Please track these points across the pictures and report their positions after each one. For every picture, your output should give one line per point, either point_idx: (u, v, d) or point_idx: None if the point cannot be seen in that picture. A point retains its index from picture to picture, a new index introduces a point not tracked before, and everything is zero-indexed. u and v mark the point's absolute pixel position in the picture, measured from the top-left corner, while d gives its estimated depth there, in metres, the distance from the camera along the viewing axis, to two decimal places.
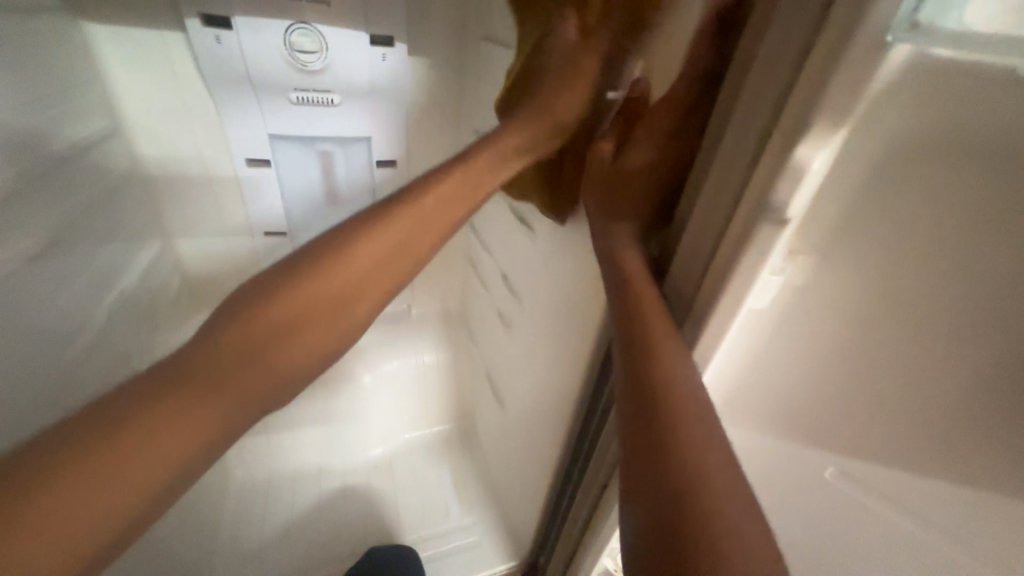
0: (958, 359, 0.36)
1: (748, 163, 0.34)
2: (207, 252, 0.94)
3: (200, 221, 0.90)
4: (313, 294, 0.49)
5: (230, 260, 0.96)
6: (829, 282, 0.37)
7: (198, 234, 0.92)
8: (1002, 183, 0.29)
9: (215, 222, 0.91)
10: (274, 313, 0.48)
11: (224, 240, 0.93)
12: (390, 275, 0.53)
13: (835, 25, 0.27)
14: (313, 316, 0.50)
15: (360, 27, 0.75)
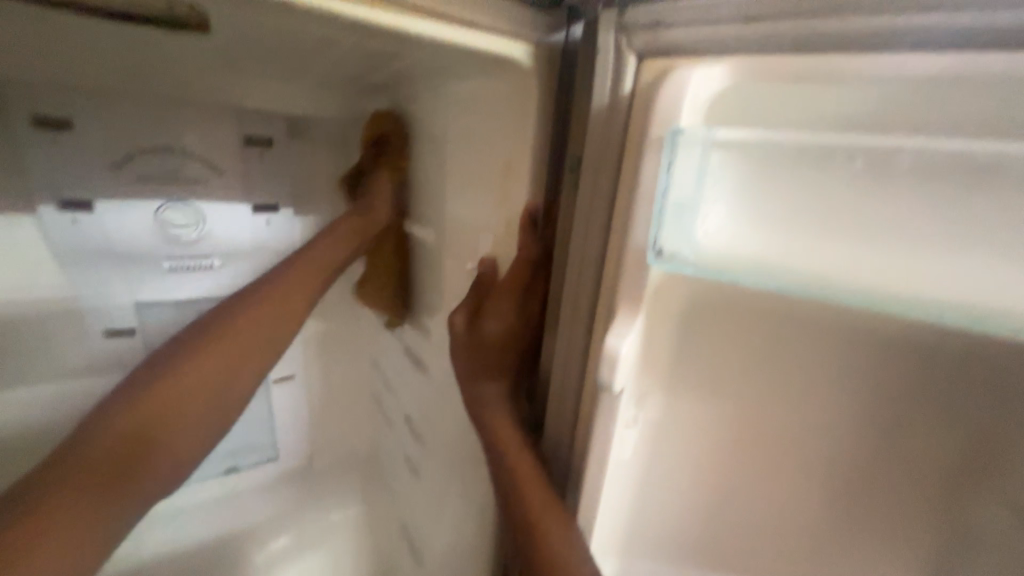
0: (806, 465, 0.39)
1: (585, 334, 0.39)
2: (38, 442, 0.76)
3: (29, 410, 0.74)
4: (144, 408, 0.54)
5: (71, 447, 0.78)
6: (678, 414, 0.42)
7: (32, 426, 0.74)
8: (770, 318, 0.37)
9: (58, 409, 0.76)
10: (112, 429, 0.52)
11: (65, 423, 0.77)
12: (221, 383, 0.58)
13: (616, 237, 0.34)
14: (140, 416, 0.53)
15: (242, 199, 0.78)
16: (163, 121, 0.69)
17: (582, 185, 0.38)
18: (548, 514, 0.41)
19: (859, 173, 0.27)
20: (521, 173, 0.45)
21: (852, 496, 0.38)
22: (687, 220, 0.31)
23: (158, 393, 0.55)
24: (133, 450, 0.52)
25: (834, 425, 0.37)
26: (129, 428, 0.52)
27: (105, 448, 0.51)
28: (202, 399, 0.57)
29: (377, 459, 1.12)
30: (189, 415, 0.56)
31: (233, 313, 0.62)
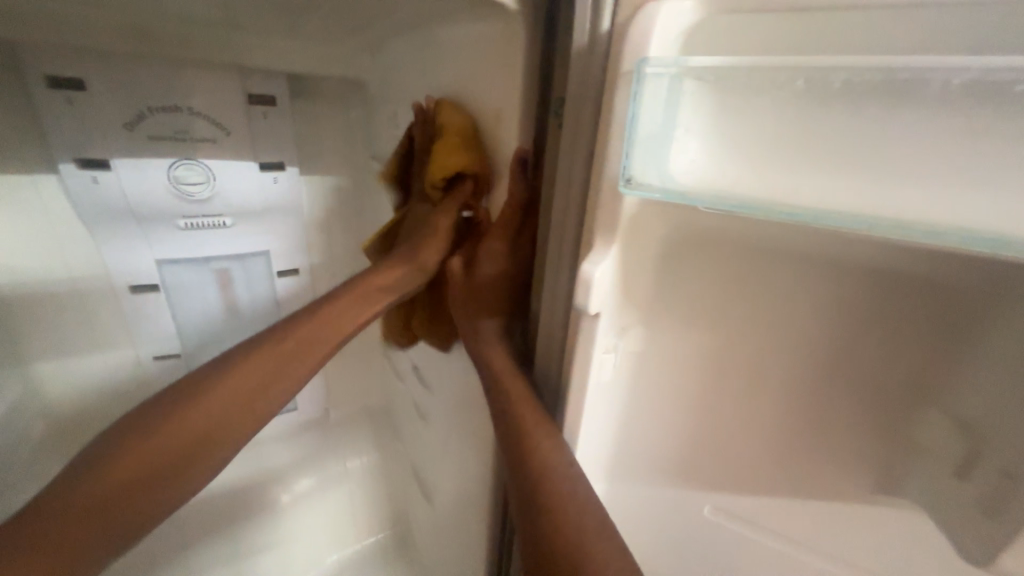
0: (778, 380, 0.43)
1: (568, 268, 0.42)
2: (78, 387, 0.83)
3: (72, 360, 0.81)
4: (209, 406, 0.51)
5: (108, 391, 0.86)
6: (658, 342, 0.46)
7: (73, 371, 0.81)
8: (747, 245, 0.40)
9: (95, 357, 0.82)
10: (169, 427, 0.49)
11: (102, 369, 0.84)
12: (283, 376, 0.55)
13: (594, 172, 0.36)
14: (194, 413, 0.50)
15: (250, 158, 0.81)
16: (170, 81, 0.71)
17: (565, 124, 0.40)
18: (538, 431, 0.45)
19: (805, 93, 0.29)
20: (509, 118, 0.47)
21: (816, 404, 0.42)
22: (655, 150, 0.33)
23: (225, 386, 0.52)
24: (193, 445, 0.50)
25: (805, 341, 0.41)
26: (188, 426, 0.50)
27: (167, 444, 0.48)
28: (268, 394, 0.54)
29: (390, 409, 1.19)
30: (248, 408, 0.53)
31: (315, 308, 0.58)
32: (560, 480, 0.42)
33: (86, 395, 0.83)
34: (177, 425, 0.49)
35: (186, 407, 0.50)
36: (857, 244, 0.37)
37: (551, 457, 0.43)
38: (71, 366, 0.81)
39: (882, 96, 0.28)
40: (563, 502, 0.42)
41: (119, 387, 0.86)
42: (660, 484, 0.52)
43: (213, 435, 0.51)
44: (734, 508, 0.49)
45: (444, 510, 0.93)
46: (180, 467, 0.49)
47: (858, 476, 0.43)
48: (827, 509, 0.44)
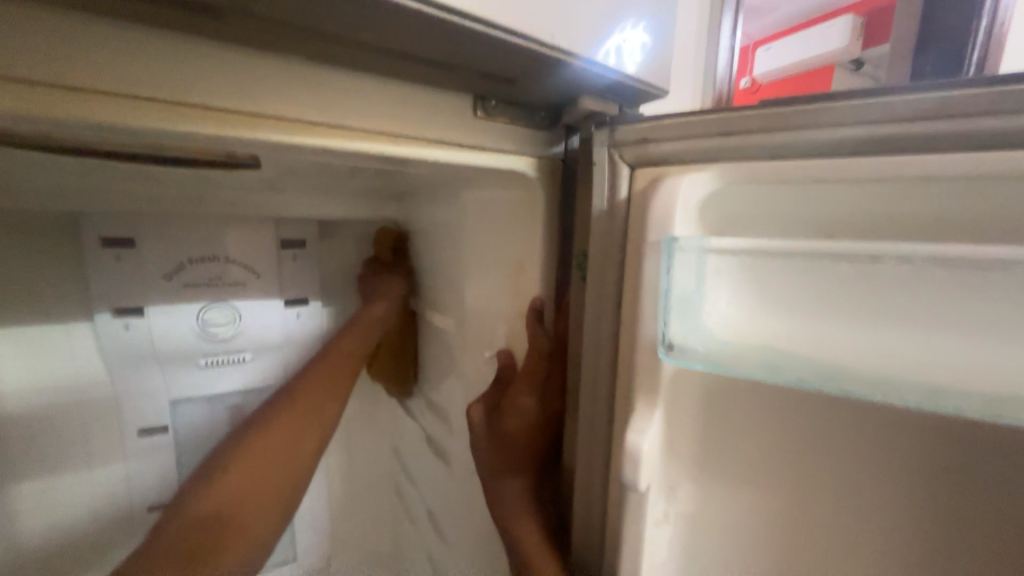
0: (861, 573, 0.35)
1: (604, 425, 0.39)
2: (65, 547, 0.77)
3: (60, 507, 0.75)
4: (268, 449, 0.71)
5: (93, 550, 0.79)
6: (713, 510, 0.40)
7: (63, 528, 0.76)
8: (800, 405, 0.35)
9: (88, 512, 0.78)
10: (247, 465, 0.68)
11: (93, 526, 0.78)
12: (314, 425, 0.75)
13: (626, 331, 0.35)
14: (279, 445, 0.72)
15: (276, 295, 0.84)
16: (212, 233, 0.78)
17: (590, 277, 0.40)
18: None
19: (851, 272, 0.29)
20: (532, 266, 0.49)
21: None
22: (693, 315, 0.33)
23: (256, 448, 0.70)
24: (257, 489, 0.67)
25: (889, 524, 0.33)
26: (249, 470, 0.68)
27: (263, 472, 0.69)
28: (308, 436, 0.74)
29: (399, 557, 1.05)
30: (292, 453, 0.72)
31: (320, 359, 0.81)
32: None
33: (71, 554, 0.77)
34: (246, 462, 0.69)
35: (227, 467, 0.68)
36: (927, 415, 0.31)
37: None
38: (58, 521, 0.76)
39: (923, 276, 0.27)
40: None
41: (107, 544, 0.79)
42: None
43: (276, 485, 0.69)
44: None
45: None
46: (243, 511, 0.65)
47: None
48: None
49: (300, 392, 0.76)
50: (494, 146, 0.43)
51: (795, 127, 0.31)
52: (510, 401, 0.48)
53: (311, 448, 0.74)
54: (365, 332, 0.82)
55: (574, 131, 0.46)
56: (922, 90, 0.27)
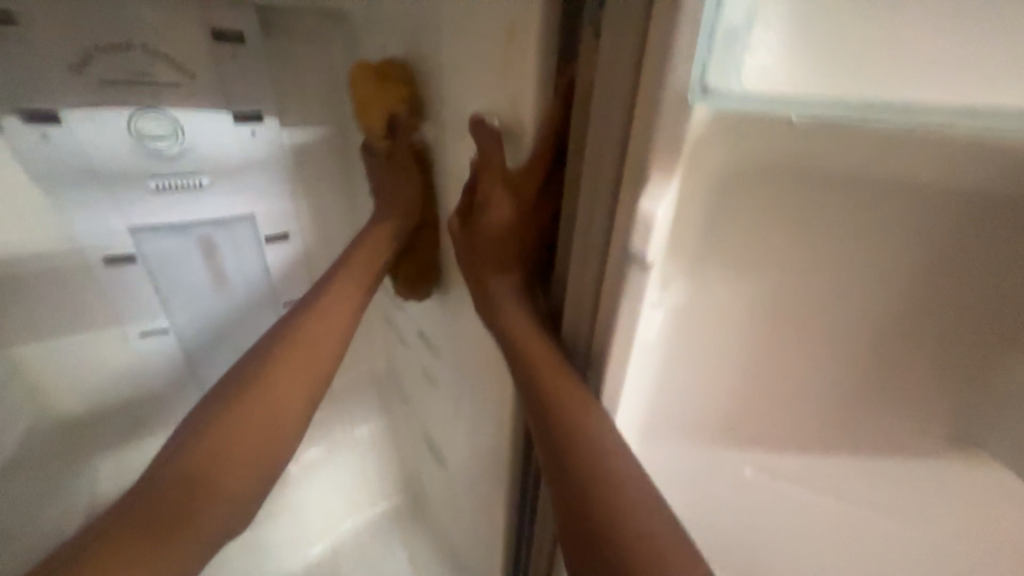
0: (834, 328, 0.39)
1: (608, 212, 0.36)
2: (76, 386, 0.79)
3: (51, 354, 0.76)
4: (273, 382, 0.56)
5: (106, 390, 0.82)
6: (705, 298, 0.40)
7: (65, 373, 0.78)
8: (809, 180, 0.34)
9: (82, 354, 0.78)
10: (225, 431, 0.52)
11: (95, 370, 0.80)
12: (313, 384, 0.58)
13: (647, 87, 0.29)
14: (252, 426, 0.53)
15: (222, 107, 0.72)
16: (115, 12, 0.61)
17: (605, 27, 0.32)
18: (569, 393, 0.41)
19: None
20: (527, 31, 0.39)
21: (875, 349, 0.39)
22: (737, 50, 0.26)
23: (241, 408, 0.54)
24: (258, 432, 0.53)
25: (873, 280, 0.36)
26: (233, 436, 0.52)
27: (278, 407, 0.55)
28: (295, 392, 0.56)
29: (395, 377, 1.15)
30: (272, 412, 0.54)
31: (316, 296, 0.62)
32: (596, 444, 0.38)
33: (83, 393, 0.81)
34: (235, 433, 0.52)
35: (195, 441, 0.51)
36: (935, 176, 0.32)
37: (587, 420, 0.39)
38: (60, 371, 0.77)
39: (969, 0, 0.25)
40: (541, 384, 0.42)
41: (114, 380, 0.83)
42: (695, 449, 0.49)
43: (267, 427, 0.54)
44: (768, 466, 0.47)
45: (458, 475, 0.92)
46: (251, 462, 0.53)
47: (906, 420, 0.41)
48: (887, 449, 0.43)
49: (320, 320, 0.60)
50: None
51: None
52: (488, 194, 0.45)
53: (306, 386, 0.58)
54: (369, 263, 0.64)
55: None
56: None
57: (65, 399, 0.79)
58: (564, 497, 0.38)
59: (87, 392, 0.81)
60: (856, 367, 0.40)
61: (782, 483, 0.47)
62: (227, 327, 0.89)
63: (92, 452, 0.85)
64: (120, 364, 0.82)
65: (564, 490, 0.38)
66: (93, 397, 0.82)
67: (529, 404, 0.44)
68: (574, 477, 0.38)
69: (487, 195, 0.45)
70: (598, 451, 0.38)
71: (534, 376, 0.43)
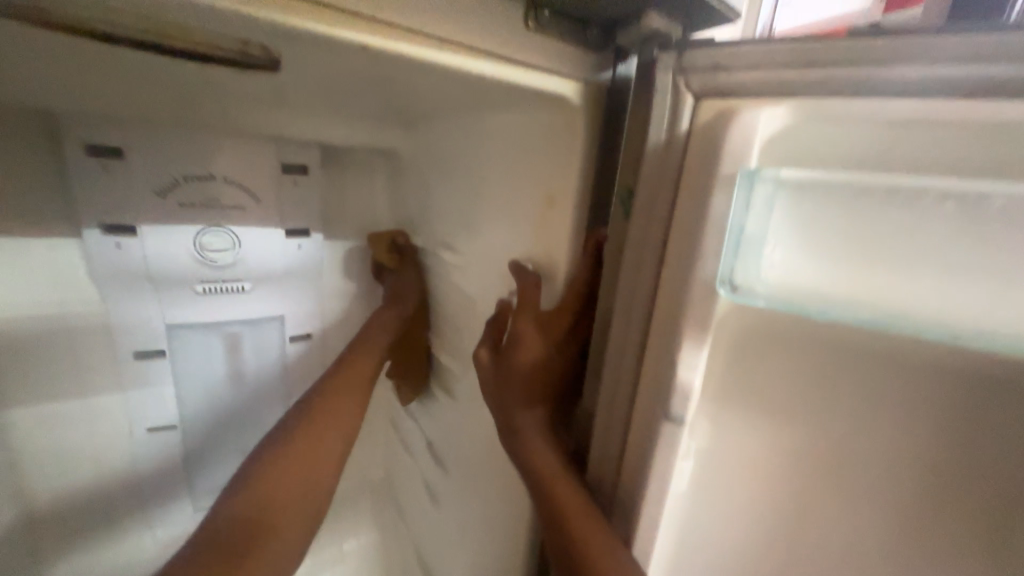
0: (866, 491, 0.38)
1: (635, 364, 0.40)
2: (71, 478, 0.78)
3: (60, 445, 0.76)
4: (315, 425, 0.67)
5: (101, 484, 0.81)
6: (727, 445, 0.42)
7: (64, 461, 0.77)
8: (817, 352, 0.37)
9: (87, 446, 0.78)
10: (284, 463, 0.62)
11: (95, 462, 0.79)
12: (344, 424, 0.70)
13: (675, 270, 0.35)
14: (298, 462, 0.63)
15: (276, 224, 0.80)
16: (205, 148, 0.72)
17: (635, 214, 0.39)
18: (602, 543, 0.40)
19: (948, 213, 0.27)
20: (564, 202, 0.47)
21: (930, 510, 0.36)
22: (757, 254, 0.32)
23: (294, 444, 0.64)
24: (304, 460, 0.64)
25: (908, 440, 0.36)
26: (287, 466, 0.62)
27: (316, 445, 0.66)
28: (329, 436, 0.68)
29: (392, 485, 1.10)
30: (313, 452, 0.65)
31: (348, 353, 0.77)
32: None
33: (76, 487, 0.79)
34: (288, 458, 0.63)
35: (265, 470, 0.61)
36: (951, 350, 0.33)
37: (619, 574, 0.38)
38: (62, 462, 0.77)
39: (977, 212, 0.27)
40: (573, 531, 0.42)
41: (111, 475, 0.81)
42: None
43: (309, 463, 0.64)
44: None
45: None
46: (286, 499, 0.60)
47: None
48: None
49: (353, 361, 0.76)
50: (543, 65, 0.39)
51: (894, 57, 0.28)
52: (520, 334, 0.49)
53: (343, 430, 0.70)
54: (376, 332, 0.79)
55: (625, 55, 0.43)
56: (1014, 30, 0.25)
57: (57, 493, 0.78)
58: None
59: (80, 486, 0.79)
60: (908, 530, 0.38)
61: None
62: (233, 423, 0.89)
63: (68, 551, 0.81)
64: (120, 459, 0.81)
65: None
66: (85, 492, 0.80)
67: (560, 550, 0.43)
68: None
69: (519, 337, 0.49)
70: None
71: (564, 521, 0.42)
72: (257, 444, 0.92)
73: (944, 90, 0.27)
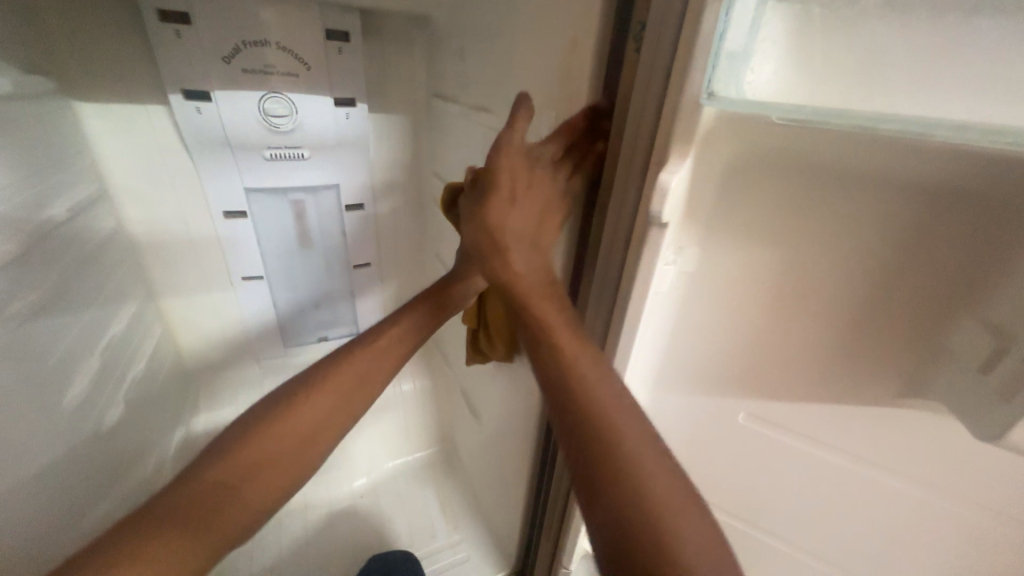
0: (819, 291, 0.46)
1: (636, 187, 0.48)
2: (192, 310, 1.01)
3: (181, 285, 0.97)
4: (335, 380, 0.64)
5: (215, 318, 1.03)
6: (711, 262, 0.50)
7: (184, 295, 0.99)
8: (795, 172, 0.42)
9: (200, 287, 0.99)
10: (320, 393, 0.62)
11: (208, 300, 1.01)
12: (376, 372, 0.67)
13: (672, 92, 0.40)
14: (355, 383, 0.65)
15: (325, 93, 0.87)
16: (256, 13, 0.77)
17: (645, 46, 0.43)
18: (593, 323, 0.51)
19: (925, 6, 0.29)
20: (585, 44, 0.50)
21: (876, 298, 0.43)
22: (738, 68, 0.36)
23: (338, 375, 0.64)
24: (352, 389, 0.64)
25: (855, 238, 0.42)
26: (322, 396, 0.62)
27: (367, 371, 0.66)
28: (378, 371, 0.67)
29: (439, 340, 1.30)
30: (358, 387, 0.65)
31: (403, 318, 0.72)
32: (617, 363, 0.47)
33: (196, 318, 1.02)
34: (325, 389, 0.63)
35: (286, 411, 0.60)
36: (905, 156, 0.37)
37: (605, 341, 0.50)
38: (183, 298, 0.99)
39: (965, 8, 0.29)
40: (577, 319, 0.53)
41: (219, 311, 1.03)
42: (699, 393, 0.60)
43: (359, 386, 0.65)
44: (758, 412, 0.56)
45: (490, 425, 1.05)
46: (339, 415, 0.62)
47: (896, 362, 0.44)
48: (882, 404, 0.47)
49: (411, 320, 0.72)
50: None
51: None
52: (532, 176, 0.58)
53: (369, 384, 0.66)
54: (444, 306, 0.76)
55: None
56: None
57: (185, 321, 1.01)
58: (593, 401, 0.48)
59: (197, 318, 1.02)
60: (850, 317, 0.45)
61: (772, 428, 0.56)
62: (305, 278, 1.06)
63: (199, 365, 1.08)
64: (225, 300, 1.02)
65: (591, 396, 0.48)
66: (203, 323, 1.03)
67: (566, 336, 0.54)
68: (605, 394, 0.46)
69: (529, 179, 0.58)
70: (623, 368, 0.46)
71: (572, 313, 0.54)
72: (325, 296, 1.10)
73: None
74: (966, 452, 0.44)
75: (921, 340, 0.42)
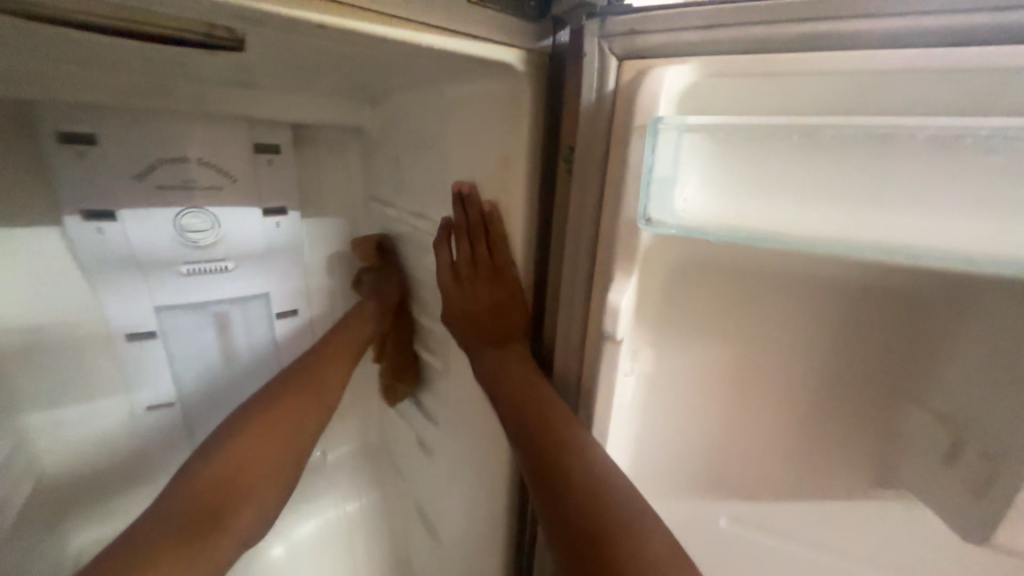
0: (777, 385, 0.45)
1: (583, 298, 0.47)
2: (79, 454, 0.83)
3: (65, 424, 0.80)
4: None
5: (112, 457, 0.86)
6: (667, 365, 0.49)
7: (68, 435, 0.81)
8: (733, 278, 0.43)
9: (91, 424, 0.82)
10: None
11: (102, 437, 0.84)
12: None
13: (608, 213, 0.41)
14: None
15: (253, 204, 0.83)
16: (176, 130, 0.74)
17: (576, 168, 0.45)
18: (561, 437, 0.47)
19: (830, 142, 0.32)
20: (517, 163, 0.52)
21: (830, 388, 0.43)
22: (667, 193, 0.37)
23: None
24: None
25: (799, 332, 0.43)
26: None
27: None
28: None
29: (388, 448, 1.17)
30: None
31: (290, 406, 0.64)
32: (592, 480, 0.43)
33: (82, 462, 0.83)
34: None
35: None
36: (827, 261, 0.40)
37: (574, 462, 0.45)
38: (69, 438, 0.81)
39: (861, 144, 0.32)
40: (542, 434, 0.48)
41: (117, 449, 0.86)
42: (674, 501, 0.56)
43: None
44: (738, 516, 0.53)
45: (451, 549, 0.92)
46: None
47: (858, 451, 0.44)
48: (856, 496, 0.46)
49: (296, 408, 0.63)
50: (487, 36, 0.44)
51: (782, 21, 0.33)
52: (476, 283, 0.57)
53: None
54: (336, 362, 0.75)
55: (563, 25, 0.47)
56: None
57: (67, 470, 0.82)
58: (566, 526, 0.43)
59: (86, 462, 0.84)
60: (809, 409, 0.45)
61: (752, 532, 0.53)
62: (227, 396, 0.93)
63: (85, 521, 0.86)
64: (125, 434, 0.86)
65: (565, 523, 0.43)
66: (92, 467, 0.84)
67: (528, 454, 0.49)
68: (582, 517, 0.42)
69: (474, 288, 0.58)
70: (599, 488, 0.43)
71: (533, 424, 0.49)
72: None
73: (792, 42, 0.34)
74: (945, 541, 0.43)
75: (877, 427, 0.43)
